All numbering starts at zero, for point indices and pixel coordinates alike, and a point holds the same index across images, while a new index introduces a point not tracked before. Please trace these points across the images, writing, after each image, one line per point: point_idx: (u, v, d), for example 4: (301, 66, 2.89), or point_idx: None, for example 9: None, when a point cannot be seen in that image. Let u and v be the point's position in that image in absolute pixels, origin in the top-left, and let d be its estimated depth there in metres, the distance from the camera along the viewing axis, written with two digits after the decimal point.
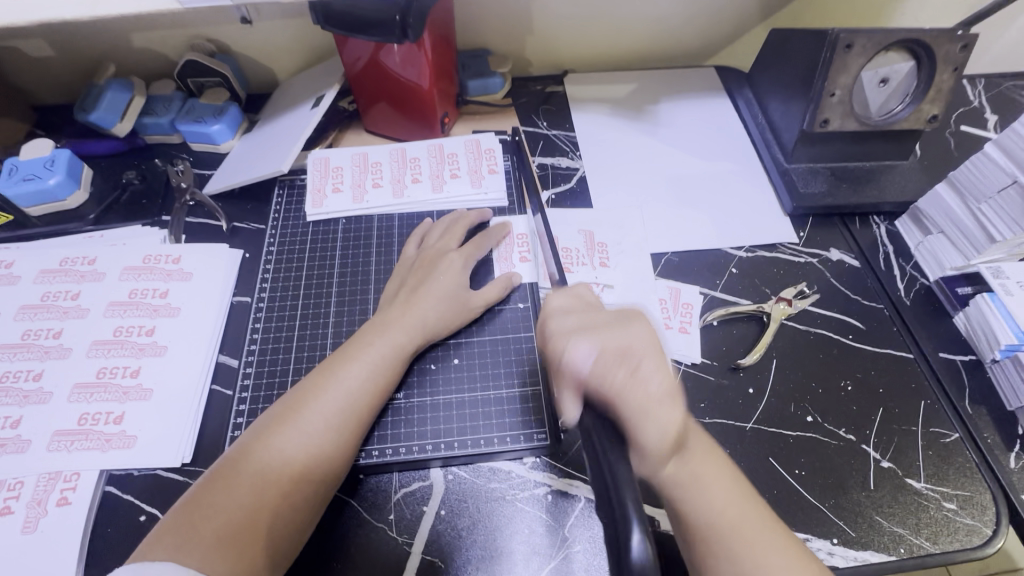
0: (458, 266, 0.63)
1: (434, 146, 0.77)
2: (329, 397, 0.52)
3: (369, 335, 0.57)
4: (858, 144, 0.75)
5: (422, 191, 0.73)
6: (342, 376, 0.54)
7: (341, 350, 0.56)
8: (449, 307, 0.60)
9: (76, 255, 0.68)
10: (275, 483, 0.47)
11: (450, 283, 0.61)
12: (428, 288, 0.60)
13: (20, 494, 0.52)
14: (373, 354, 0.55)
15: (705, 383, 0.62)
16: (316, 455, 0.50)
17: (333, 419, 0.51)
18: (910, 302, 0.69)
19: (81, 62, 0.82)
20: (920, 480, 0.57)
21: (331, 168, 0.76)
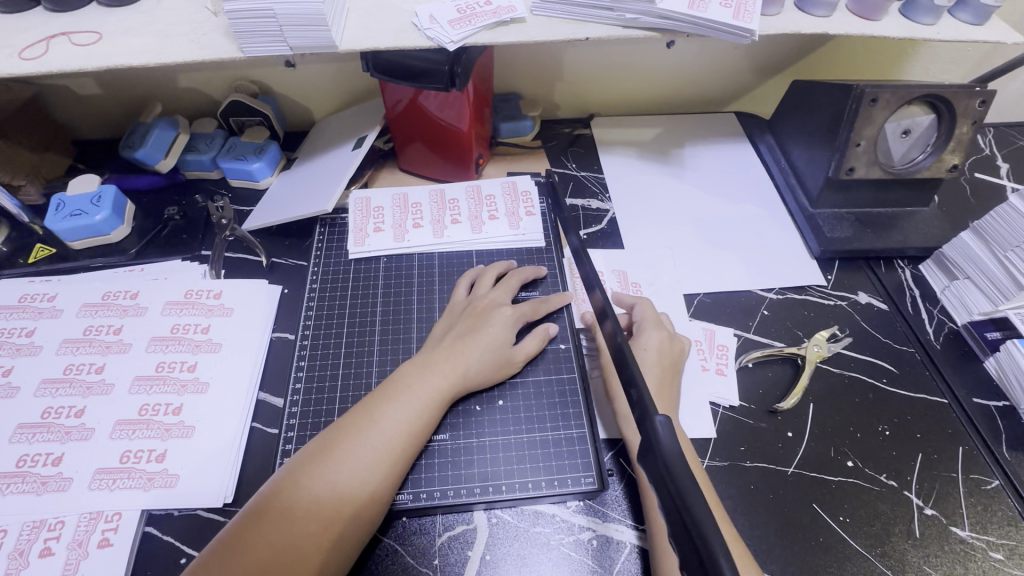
0: (508, 320, 0.63)
1: (471, 188, 0.80)
2: (370, 440, 0.51)
3: (414, 374, 0.57)
4: (882, 191, 0.78)
5: (462, 232, 0.76)
6: (386, 417, 0.53)
7: (385, 390, 0.56)
8: (495, 356, 0.60)
9: (119, 289, 0.68)
10: (312, 530, 0.47)
11: (500, 335, 0.61)
12: (479, 338, 0.60)
13: (61, 535, 0.51)
14: (419, 394, 0.55)
15: (745, 426, 0.63)
16: (355, 500, 0.49)
17: (374, 463, 0.51)
18: (940, 345, 0.70)
19: (127, 100, 0.84)
20: (965, 528, 0.57)
21: (372, 208, 0.78)
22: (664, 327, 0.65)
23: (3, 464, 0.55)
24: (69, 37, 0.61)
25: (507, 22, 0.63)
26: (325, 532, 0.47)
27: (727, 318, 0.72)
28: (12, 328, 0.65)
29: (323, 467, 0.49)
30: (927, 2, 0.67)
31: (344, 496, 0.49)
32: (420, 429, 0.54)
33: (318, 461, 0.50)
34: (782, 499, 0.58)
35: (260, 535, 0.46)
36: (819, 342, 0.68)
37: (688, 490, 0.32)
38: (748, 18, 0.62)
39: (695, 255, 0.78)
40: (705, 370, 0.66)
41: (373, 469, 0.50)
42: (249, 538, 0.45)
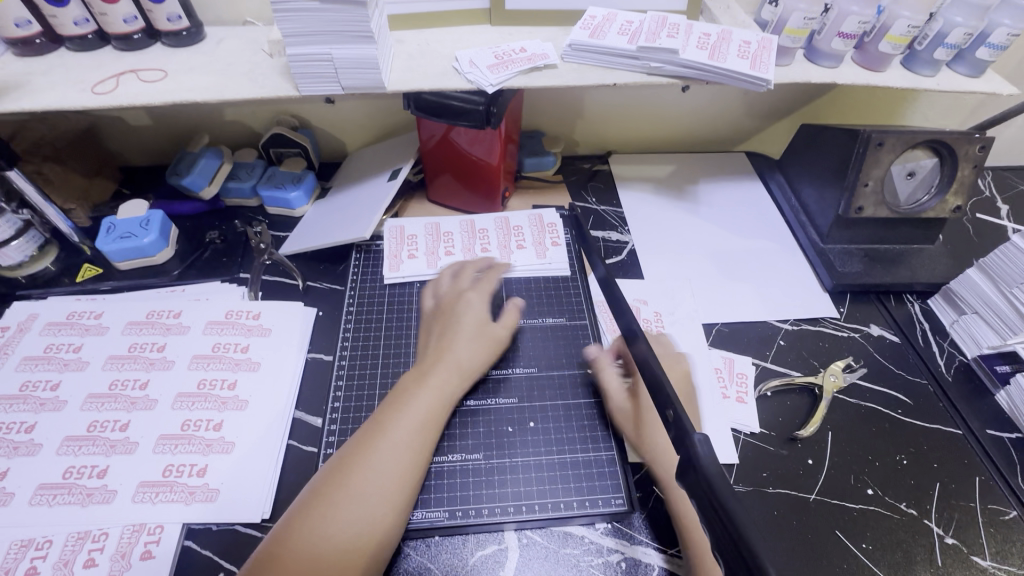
0: (475, 306, 0.67)
1: (499, 219, 0.85)
2: (390, 453, 0.52)
3: (414, 386, 0.58)
4: (890, 228, 0.82)
5: (492, 260, 0.80)
6: (401, 426, 0.54)
7: (391, 401, 0.57)
8: (481, 343, 0.65)
9: (163, 308, 0.71)
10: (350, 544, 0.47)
11: (474, 320, 0.66)
12: (459, 330, 0.64)
13: (105, 546, 0.53)
14: (425, 402, 0.57)
15: (766, 452, 0.65)
16: (386, 513, 0.50)
17: (397, 476, 0.52)
18: (951, 378, 0.72)
19: (173, 131, 0.89)
20: (986, 558, 0.58)
21: (406, 237, 0.83)
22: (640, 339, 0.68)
23: (50, 475, 0.57)
24: (137, 74, 0.66)
25: (541, 67, 0.68)
26: (364, 546, 0.48)
27: (745, 347, 0.75)
28: (60, 343, 0.67)
29: (348, 483, 0.50)
30: (927, 56, 0.72)
31: (376, 511, 0.50)
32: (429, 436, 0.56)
33: (343, 477, 0.50)
34: (805, 525, 0.59)
35: (297, 554, 0.46)
36: (835, 372, 0.71)
37: (735, 509, 0.34)
38: (764, 69, 0.67)
39: (713, 287, 0.81)
40: (726, 398, 0.68)
41: (399, 482, 0.52)
42: (286, 558, 0.46)
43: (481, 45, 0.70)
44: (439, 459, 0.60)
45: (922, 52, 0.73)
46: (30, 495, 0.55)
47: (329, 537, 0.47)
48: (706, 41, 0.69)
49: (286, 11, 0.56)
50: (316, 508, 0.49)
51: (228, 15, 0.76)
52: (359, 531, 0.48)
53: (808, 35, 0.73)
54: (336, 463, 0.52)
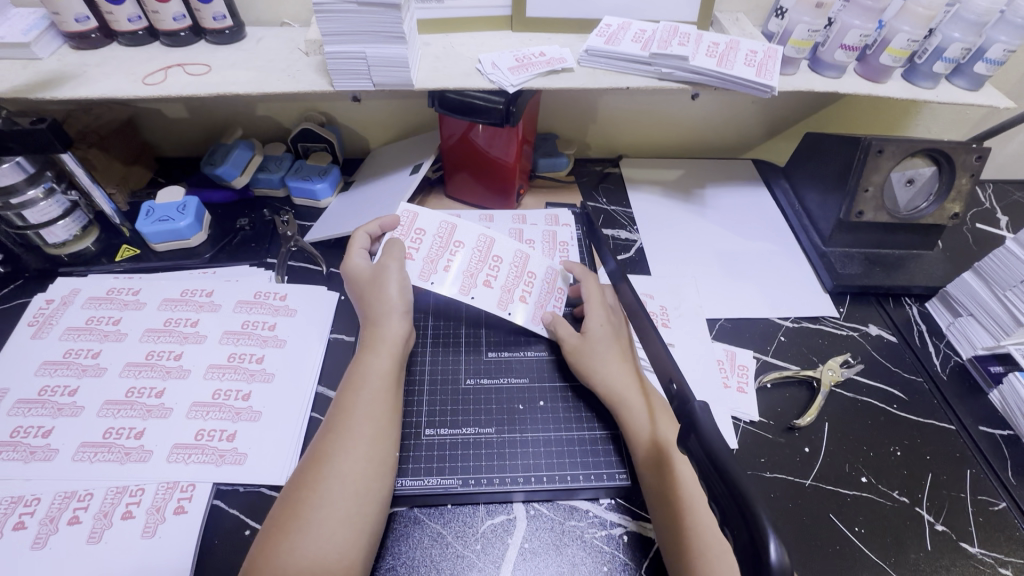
0: (360, 261, 0.70)
1: (519, 254, 0.77)
2: (360, 422, 0.56)
3: (364, 357, 0.63)
4: (889, 233, 0.85)
5: (489, 300, 0.72)
6: (362, 395, 0.59)
7: (347, 378, 0.61)
8: (377, 287, 0.67)
9: (196, 287, 0.76)
10: (344, 508, 0.51)
11: (363, 274, 0.69)
12: (369, 291, 0.68)
13: (141, 500, 0.56)
14: (376, 371, 0.61)
15: (763, 439, 0.68)
16: (374, 475, 0.54)
17: (370, 441, 0.56)
18: (947, 377, 0.75)
19: (209, 124, 0.95)
20: (975, 545, 0.60)
21: (414, 228, 0.75)
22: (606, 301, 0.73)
23: (91, 435, 0.61)
24: (184, 68, 0.71)
25: (558, 71, 0.72)
26: (358, 506, 0.52)
27: (747, 342, 0.78)
28: (100, 316, 0.72)
29: (328, 455, 0.54)
30: (927, 69, 0.76)
31: (362, 475, 0.53)
32: (391, 403, 0.60)
33: (322, 452, 0.54)
34: (800, 508, 0.62)
35: (300, 520, 0.50)
36: (833, 366, 0.74)
37: (730, 460, 0.38)
38: (769, 76, 0.71)
39: (716, 284, 0.85)
40: (727, 387, 0.72)
41: (372, 446, 0.55)
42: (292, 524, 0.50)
43: (502, 49, 0.75)
44: (450, 431, 0.64)
45: (921, 65, 0.76)
46: (73, 452, 0.59)
47: (322, 504, 0.51)
48: (715, 49, 0.73)
49: (326, 12, 0.61)
50: (306, 483, 0.52)
51: (267, 17, 0.81)
52: (349, 494, 0.52)
53: (813, 47, 0.77)
54: (315, 443, 0.56)
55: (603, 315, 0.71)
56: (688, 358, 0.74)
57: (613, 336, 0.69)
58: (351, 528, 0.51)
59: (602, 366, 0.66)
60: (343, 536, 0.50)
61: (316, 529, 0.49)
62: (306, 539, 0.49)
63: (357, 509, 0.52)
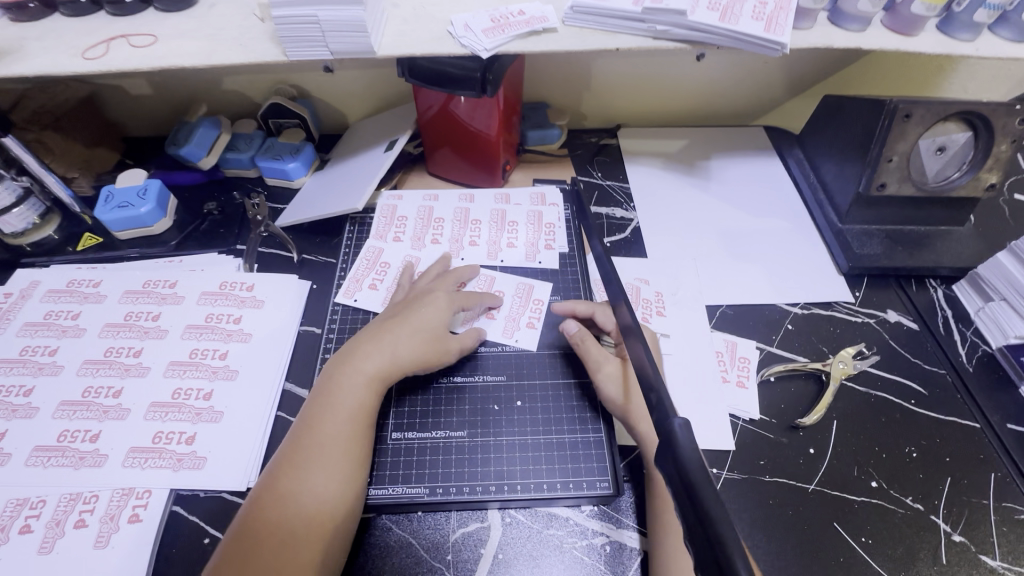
0: (444, 304, 0.64)
1: (522, 285, 0.73)
2: (324, 449, 0.52)
3: (338, 373, 0.57)
4: (913, 208, 0.76)
5: (493, 330, 0.68)
6: (333, 420, 0.54)
7: (320, 392, 0.57)
8: (431, 332, 0.61)
9: (159, 278, 0.72)
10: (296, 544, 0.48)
11: (435, 318, 0.62)
12: (408, 324, 0.61)
13: (94, 508, 0.54)
14: (352, 393, 0.56)
15: (764, 440, 0.62)
16: (336, 505, 0.50)
17: (336, 469, 0.52)
18: (973, 369, 0.68)
19: (175, 101, 0.89)
20: (996, 558, 0.54)
21: (376, 266, 0.75)
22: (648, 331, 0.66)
23: (45, 438, 0.58)
24: (128, 39, 0.65)
25: (539, 31, 0.65)
26: (315, 542, 0.48)
27: (750, 331, 0.71)
28: (59, 311, 0.68)
29: (287, 482, 0.50)
30: (966, 18, 0.66)
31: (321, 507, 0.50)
32: (365, 427, 0.55)
33: (282, 479, 0.51)
34: (802, 516, 0.57)
35: (252, 551, 0.47)
36: (845, 359, 0.67)
37: (712, 500, 0.32)
38: (781, 31, 0.62)
39: (719, 267, 0.78)
40: (726, 382, 0.66)
41: (340, 474, 0.52)
42: (247, 547, 0.47)
43: (477, 8, 0.67)
44: (419, 435, 0.59)
45: (960, 14, 0.66)
46: (26, 457, 0.56)
47: (275, 539, 0.48)
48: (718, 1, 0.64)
49: None
50: (262, 511, 0.49)
51: None
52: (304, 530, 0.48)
53: None
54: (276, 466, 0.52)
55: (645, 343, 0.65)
56: (684, 350, 0.68)
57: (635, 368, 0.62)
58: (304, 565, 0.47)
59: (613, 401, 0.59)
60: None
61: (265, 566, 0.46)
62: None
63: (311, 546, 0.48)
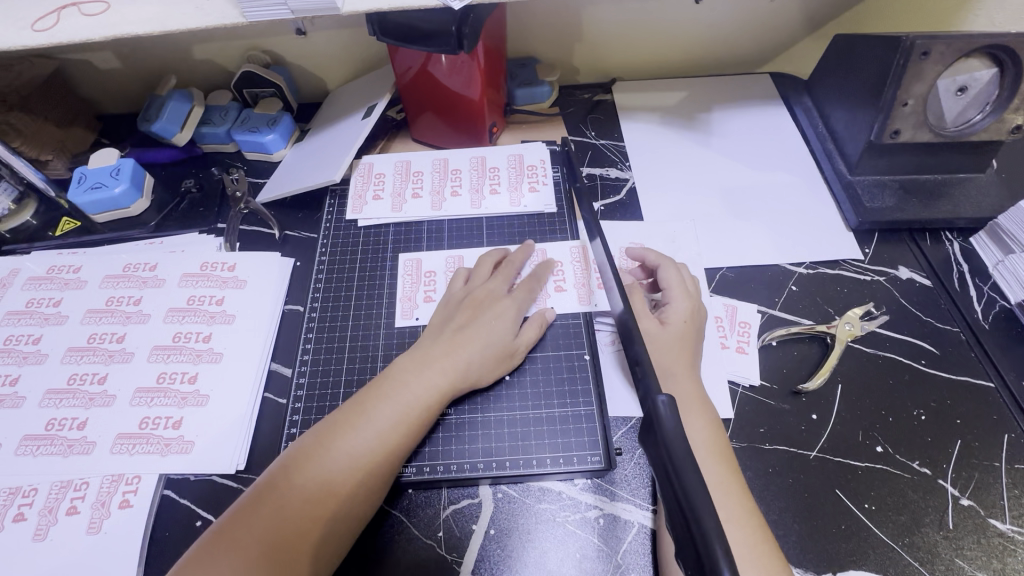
0: (511, 312, 0.60)
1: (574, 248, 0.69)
2: (342, 463, 0.50)
3: (407, 366, 0.56)
4: (930, 156, 0.71)
5: (568, 302, 0.65)
6: (386, 407, 0.53)
7: (366, 393, 0.54)
8: (496, 351, 0.58)
9: (139, 261, 0.70)
10: (278, 546, 0.45)
11: (501, 329, 0.59)
12: (478, 332, 0.58)
13: (86, 495, 0.54)
14: (412, 386, 0.54)
15: (764, 407, 0.60)
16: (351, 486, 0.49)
17: (346, 484, 0.49)
18: (989, 326, 0.64)
19: (144, 74, 0.85)
20: (1005, 521, 0.53)
21: (423, 274, 0.69)
22: (694, 296, 0.62)
23: (34, 427, 0.58)
24: (78, 8, 0.60)
25: None
26: (299, 550, 0.46)
27: (752, 294, 0.68)
28: (40, 298, 0.67)
29: (295, 481, 0.48)
30: None
31: (315, 517, 0.47)
32: (397, 442, 0.52)
33: (292, 475, 0.49)
34: (803, 484, 0.55)
35: (238, 540, 0.45)
36: (851, 320, 0.64)
37: (694, 491, 0.30)
38: None
39: (720, 226, 0.74)
40: (725, 349, 0.63)
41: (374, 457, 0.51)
42: (232, 535, 0.46)
43: None
44: None
45: None
46: (15, 446, 0.56)
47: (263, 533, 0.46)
48: None
49: None
50: (260, 503, 0.47)
51: None
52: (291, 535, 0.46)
53: None
54: (290, 458, 0.50)
55: (686, 307, 0.60)
56: None
57: (679, 341, 0.58)
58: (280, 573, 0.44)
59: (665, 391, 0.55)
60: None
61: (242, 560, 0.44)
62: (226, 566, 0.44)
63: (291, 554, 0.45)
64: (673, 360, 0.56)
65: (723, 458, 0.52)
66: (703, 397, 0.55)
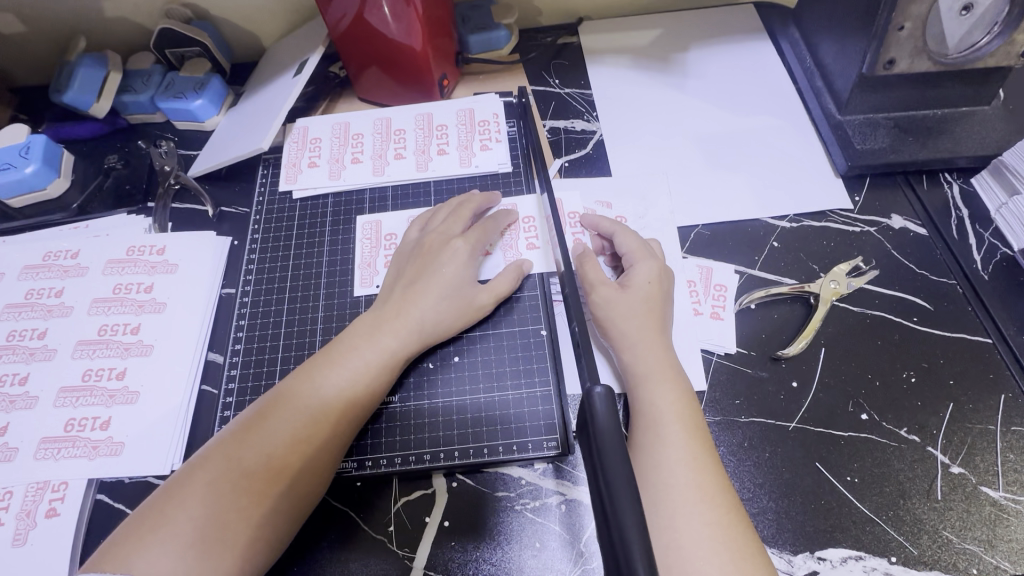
0: (466, 255, 0.55)
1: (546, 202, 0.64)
2: (284, 436, 0.45)
3: (356, 332, 0.51)
4: (928, 88, 0.63)
5: (542, 261, 0.59)
6: (333, 377, 0.48)
7: (312, 362, 0.49)
8: (453, 303, 0.53)
9: (59, 248, 0.64)
10: (213, 524, 0.41)
11: (458, 275, 0.54)
12: (433, 284, 0.53)
13: (9, 505, 0.50)
14: (363, 353, 0.50)
15: (741, 376, 0.55)
16: (297, 463, 0.44)
17: (289, 461, 0.44)
18: (988, 276, 0.59)
19: (54, 37, 0.76)
20: (998, 488, 0.49)
21: (383, 236, 0.64)
22: (656, 255, 0.57)
23: None
24: None
25: None
26: (237, 528, 0.41)
27: (730, 253, 0.62)
28: None
29: (233, 457, 0.43)
30: None
31: (255, 494, 0.42)
32: (346, 415, 0.47)
33: (229, 448, 0.44)
34: (780, 458, 0.51)
35: (168, 517, 0.40)
36: (837, 278, 0.58)
37: (621, 502, 0.27)
38: None
39: (696, 180, 0.67)
40: (698, 315, 0.58)
41: (320, 432, 0.46)
42: (162, 512, 0.41)
43: None
44: None
45: None
46: None
47: (197, 510, 0.41)
48: None
49: None
50: (195, 476, 0.43)
51: None
52: (229, 512, 0.41)
53: None
54: (230, 430, 0.45)
55: (653, 269, 0.55)
56: None
57: (644, 305, 0.52)
58: (219, 553, 0.40)
59: (630, 363, 0.51)
60: (197, 563, 0.39)
61: (175, 539, 0.40)
62: (156, 545, 0.39)
63: (228, 532, 0.41)
64: (639, 331, 0.51)
65: (696, 430, 0.46)
66: (673, 366, 0.50)
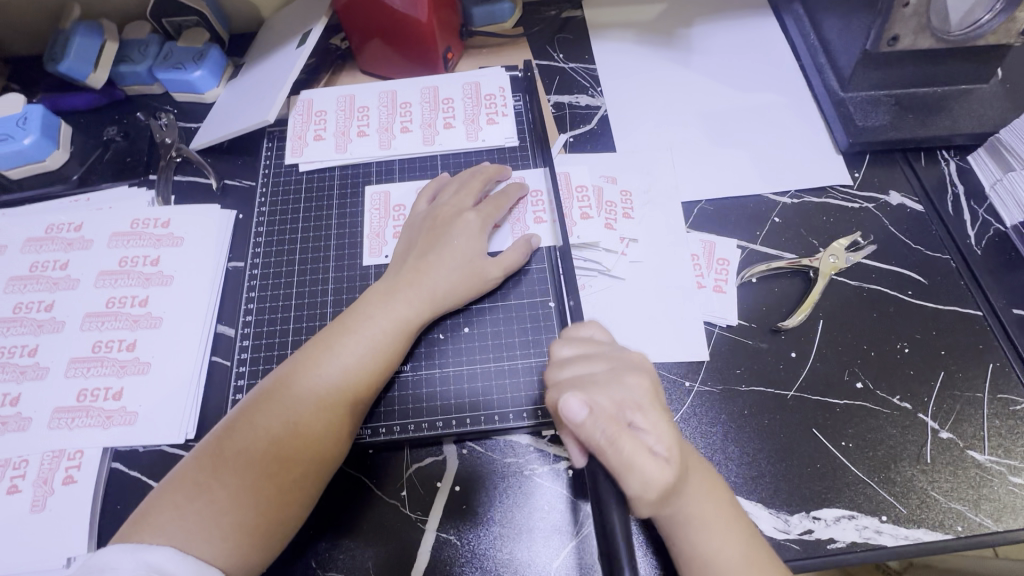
0: (476, 228, 0.56)
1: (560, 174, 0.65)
2: (306, 402, 0.45)
3: (369, 302, 0.52)
4: (928, 66, 0.64)
5: (551, 234, 0.60)
6: (350, 346, 0.49)
7: (328, 331, 0.50)
8: (465, 274, 0.54)
9: (63, 220, 0.63)
10: (244, 488, 0.42)
11: (467, 248, 0.55)
12: (443, 256, 0.54)
13: (26, 473, 0.51)
14: (377, 322, 0.50)
15: (742, 347, 0.57)
16: (321, 428, 0.45)
17: (313, 428, 0.45)
18: (981, 252, 0.60)
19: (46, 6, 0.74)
20: (984, 452, 0.51)
21: (391, 208, 0.64)
22: None
23: None
24: None
25: None
26: (267, 490, 0.42)
27: (733, 228, 0.63)
28: None
29: (259, 425, 0.44)
30: None
31: (282, 459, 0.43)
32: (364, 382, 0.48)
33: (254, 417, 0.45)
34: (779, 425, 0.53)
35: (200, 485, 0.42)
36: (836, 252, 0.60)
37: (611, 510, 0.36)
38: None
39: (700, 155, 0.68)
40: (701, 289, 0.59)
41: (341, 398, 0.46)
42: (195, 480, 0.42)
43: None
44: None
45: None
46: None
47: (229, 476, 0.42)
48: None
49: None
50: (221, 445, 0.44)
51: None
52: (260, 476, 0.43)
53: None
54: (252, 400, 0.46)
55: None
56: (653, 256, 0.61)
57: None
58: (252, 514, 0.42)
59: None
60: (232, 525, 0.41)
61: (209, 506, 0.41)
62: (193, 511, 0.41)
63: (262, 496, 0.42)
64: None
65: None
66: None
